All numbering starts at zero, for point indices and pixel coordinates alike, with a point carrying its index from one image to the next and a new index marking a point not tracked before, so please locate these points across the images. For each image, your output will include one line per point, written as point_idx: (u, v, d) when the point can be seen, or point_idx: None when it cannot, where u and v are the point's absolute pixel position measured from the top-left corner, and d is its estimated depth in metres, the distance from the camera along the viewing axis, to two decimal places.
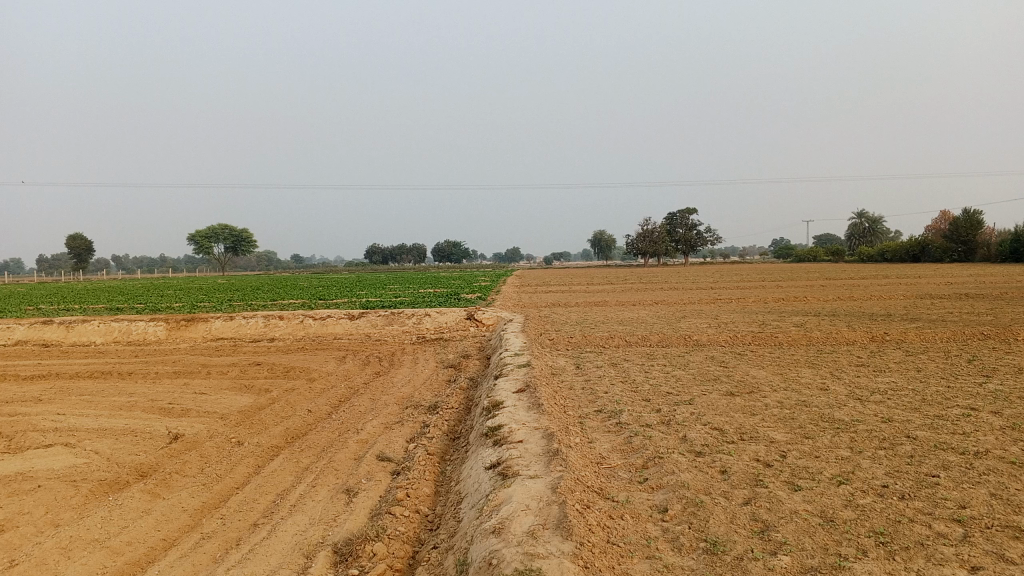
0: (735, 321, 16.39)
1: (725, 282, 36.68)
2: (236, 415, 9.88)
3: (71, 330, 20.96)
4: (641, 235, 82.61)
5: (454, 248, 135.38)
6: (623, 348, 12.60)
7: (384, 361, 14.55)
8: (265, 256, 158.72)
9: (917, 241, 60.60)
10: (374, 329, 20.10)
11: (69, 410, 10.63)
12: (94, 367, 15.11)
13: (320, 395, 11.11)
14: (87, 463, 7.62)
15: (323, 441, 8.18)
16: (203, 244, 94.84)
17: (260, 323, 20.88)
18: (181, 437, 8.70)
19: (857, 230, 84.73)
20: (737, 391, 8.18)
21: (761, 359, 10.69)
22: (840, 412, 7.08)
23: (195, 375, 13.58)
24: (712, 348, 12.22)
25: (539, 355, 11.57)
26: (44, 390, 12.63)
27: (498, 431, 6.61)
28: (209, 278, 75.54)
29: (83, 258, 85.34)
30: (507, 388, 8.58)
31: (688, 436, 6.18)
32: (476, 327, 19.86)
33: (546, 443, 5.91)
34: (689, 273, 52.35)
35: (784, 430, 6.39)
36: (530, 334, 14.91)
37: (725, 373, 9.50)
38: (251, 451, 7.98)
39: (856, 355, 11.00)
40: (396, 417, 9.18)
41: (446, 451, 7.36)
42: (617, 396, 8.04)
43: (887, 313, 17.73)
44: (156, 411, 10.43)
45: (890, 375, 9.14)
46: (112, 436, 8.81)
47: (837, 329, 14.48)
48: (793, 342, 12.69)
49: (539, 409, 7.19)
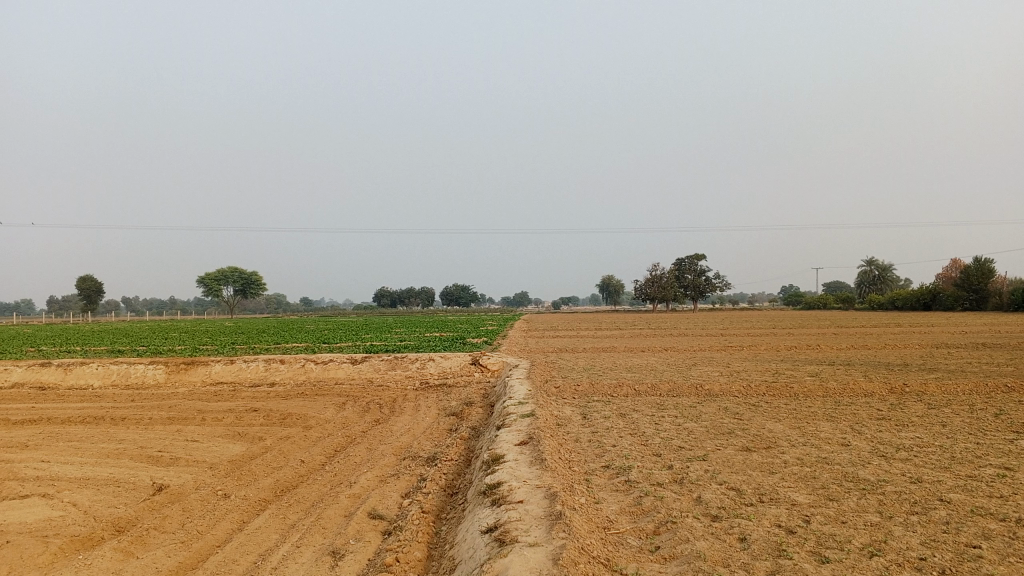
0: (747, 370, 15.88)
1: (735, 329, 36.15)
2: (226, 465, 9.44)
3: (69, 372, 20.60)
4: (649, 280, 82.14)
5: (461, 293, 135.14)
6: (631, 397, 12.14)
7: (385, 408, 14.12)
8: (273, 299, 158.55)
9: (929, 289, 59.87)
10: (377, 373, 19.66)
11: (54, 458, 10.20)
12: (87, 412, 14.70)
13: (315, 444, 10.67)
14: (62, 517, 7.18)
15: (313, 496, 7.72)
16: (212, 286, 94.91)
17: (261, 367, 20.49)
18: (165, 489, 8.26)
19: (867, 278, 84.21)
20: (754, 446, 7.71)
21: (776, 412, 10.18)
22: (864, 471, 6.60)
23: (189, 421, 13.17)
24: (725, 398, 11.74)
25: (544, 404, 11.11)
26: (33, 435, 12.23)
27: (497, 489, 6.16)
28: (216, 322, 75.55)
29: (94, 299, 85.60)
30: (510, 440, 8.13)
31: (702, 497, 5.72)
32: (481, 373, 19.41)
33: (549, 503, 5.47)
34: (697, 320, 51.82)
35: (806, 491, 5.92)
36: (536, 381, 14.45)
37: (740, 426, 9.01)
38: (237, 505, 7.53)
39: (876, 408, 10.48)
40: (392, 469, 8.72)
41: (442, 509, 6.91)
42: (625, 450, 7.58)
43: (904, 363, 17.22)
44: (144, 459, 10.01)
45: (914, 430, 8.63)
46: (93, 486, 8.38)
47: (854, 379, 13.98)
48: (809, 393, 12.18)
49: (542, 464, 6.75)
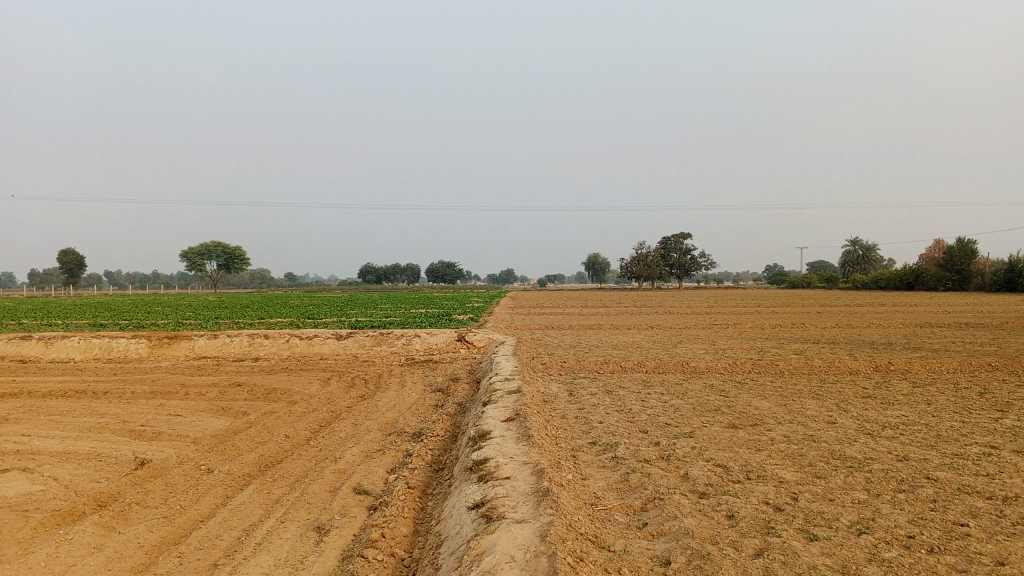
0: (733, 348, 15.90)
1: (720, 307, 36.26)
2: (209, 440, 9.35)
3: (50, 346, 20.39)
4: (635, 258, 82.20)
5: (447, 270, 134.88)
6: (618, 375, 12.12)
7: (370, 384, 14.05)
8: (258, 274, 157.67)
9: (912, 269, 60.26)
10: (362, 349, 19.57)
11: (34, 432, 10.08)
12: (68, 385, 14.55)
13: (300, 419, 10.59)
14: (42, 491, 7.08)
15: (297, 471, 7.66)
16: (196, 260, 94.21)
17: (245, 342, 20.35)
18: (148, 463, 8.17)
19: (851, 257, 84.64)
20: (741, 424, 7.70)
21: (762, 389, 10.18)
22: (851, 449, 6.60)
23: (173, 396, 13.05)
24: (711, 376, 11.74)
25: (531, 380, 11.07)
26: (13, 409, 12.10)
27: (484, 465, 6.12)
28: (199, 296, 75.08)
29: (75, 272, 84.81)
30: (496, 416, 8.08)
31: (689, 474, 5.70)
32: (467, 349, 19.36)
33: (536, 480, 5.43)
34: (682, 298, 51.93)
35: (793, 469, 5.91)
36: (522, 358, 14.41)
37: (726, 403, 9.01)
38: (221, 480, 7.45)
39: (861, 386, 10.51)
40: (378, 445, 8.67)
41: (428, 484, 6.87)
42: (612, 427, 7.55)
43: (889, 341, 17.31)
44: (126, 433, 9.90)
45: (899, 409, 8.65)
46: (74, 461, 8.28)
47: (839, 357, 14.02)
48: (794, 371, 12.21)
49: (528, 441, 6.71)
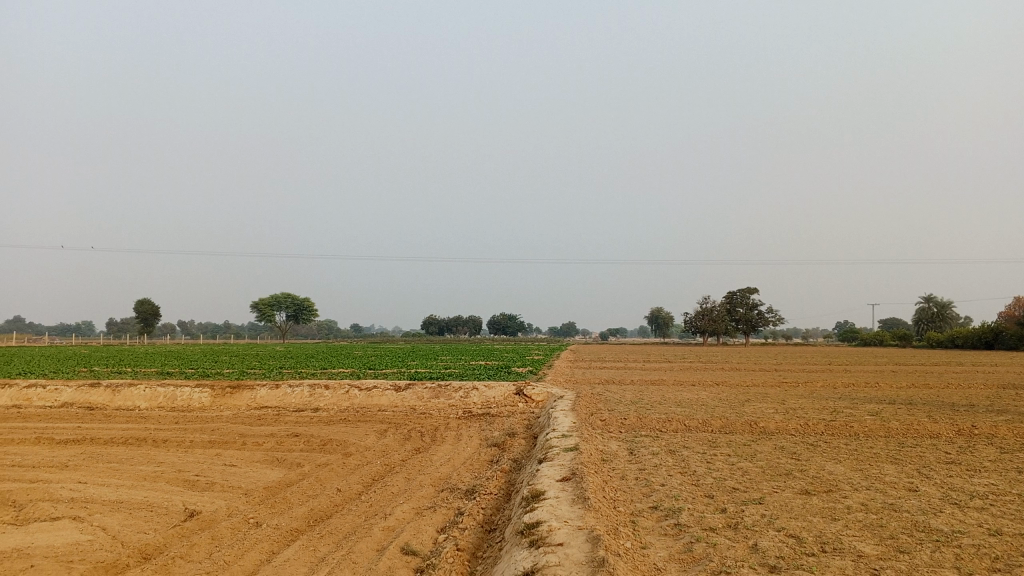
0: (803, 408, 15.22)
1: (788, 365, 35.16)
2: (261, 492, 9.21)
3: (116, 393, 20.75)
4: (700, 312, 80.93)
5: (508, 323, 134.92)
6: (681, 433, 11.63)
7: (426, 437, 13.81)
8: (324, 326, 158.26)
9: (991, 327, 57.75)
10: (420, 401, 19.40)
11: (91, 479, 10.10)
12: (130, 433, 14.68)
13: (353, 473, 10.40)
14: (89, 541, 6.99)
15: (346, 527, 7.42)
16: (266, 310, 96.36)
17: (305, 392, 20.39)
18: (197, 515, 8.04)
19: (926, 315, 81.70)
20: (813, 490, 7.20)
21: (836, 452, 9.60)
22: (937, 520, 6.07)
23: (229, 446, 13.01)
24: (781, 437, 11.17)
25: (590, 437, 10.68)
26: (73, 455, 12.19)
27: (536, 529, 5.79)
28: (264, 345, 76.48)
29: (150, 322, 87.36)
30: (551, 475, 7.74)
31: (758, 545, 5.28)
32: (526, 403, 19.00)
33: (591, 547, 5.08)
34: (747, 354, 50.54)
35: (873, 542, 5.43)
36: (581, 414, 14.00)
37: (797, 467, 8.49)
38: (268, 534, 7.26)
39: (943, 451, 9.83)
40: (429, 501, 8.39)
41: (478, 547, 6.55)
42: (674, 490, 7.13)
43: (971, 404, 16.32)
44: (180, 483, 9.83)
45: (987, 477, 8.02)
46: (125, 510, 8.20)
47: (918, 419, 13.25)
48: (870, 433, 11.55)
49: (584, 503, 6.37)
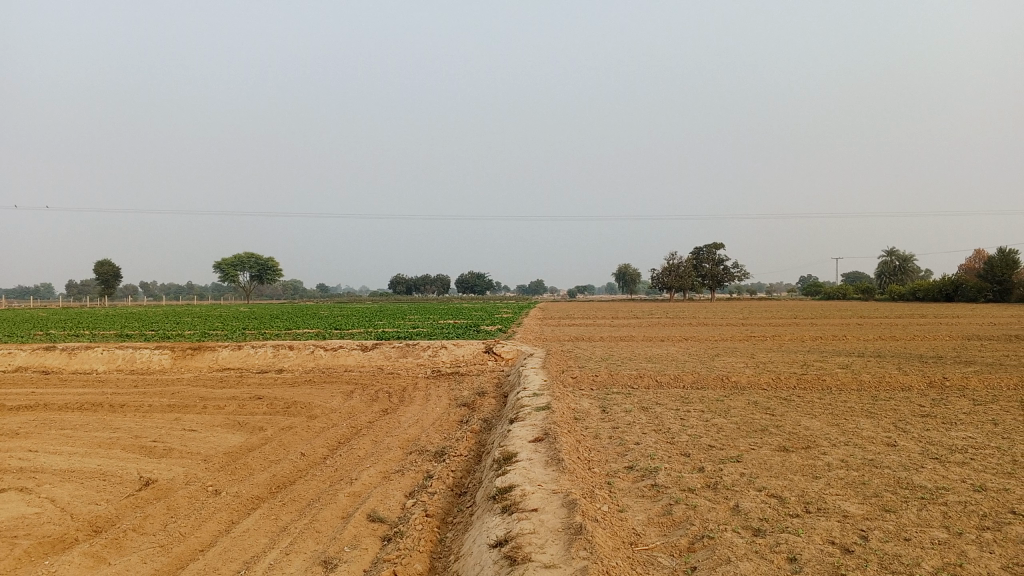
0: (773, 362, 15.16)
1: (756, 319, 35.44)
2: (221, 457, 8.86)
3: (73, 357, 20.15)
4: (667, 268, 81.27)
5: (477, 281, 134.74)
6: (653, 390, 11.46)
7: (394, 397, 13.51)
8: (289, 286, 156.82)
9: (951, 280, 58.81)
10: (387, 361, 19.09)
11: (42, 447, 9.67)
12: (86, 398, 14.20)
13: (317, 436, 10.08)
14: (36, 515, 6.60)
15: (309, 494, 7.11)
16: (230, 271, 94.88)
17: (269, 353, 19.95)
18: (152, 483, 7.66)
19: (888, 268, 82.99)
20: (792, 446, 7.02)
21: (811, 407, 9.46)
22: (919, 476, 5.91)
23: (190, 409, 12.59)
24: (754, 392, 11.04)
25: (561, 396, 10.45)
26: (25, 422, 11.70)
27: (508, 494, 5.52)
28: (227, 305, 75.62)
29: (110, 284, 85.70)
30: (523, 436, 7.47)
31: (740, 506, 5.06)
32: (495, 362, 18.78)
33: (567, 513, 4.81)
34: (715, 309, 50.80)
35: (857, 501, 5.23)
36: (552, 371, 13.79)
37: (773, 423, 8.32)
38: (227, 503, 6.92)
39: (917, 403, 9.75)
40: (397, 464, 8.11)
41: (448, 512, 6.29)
42: (650, 450, 6.91)
43: (938, 355, 16.41)
44: (137, 449, 9.43)
45: (965, 430, 7.90)
46: (76, 480, 7.80)
47: (889, 372, 13.23)
48: (843, 387, 11.46)
49: (558, 465, 6.11)
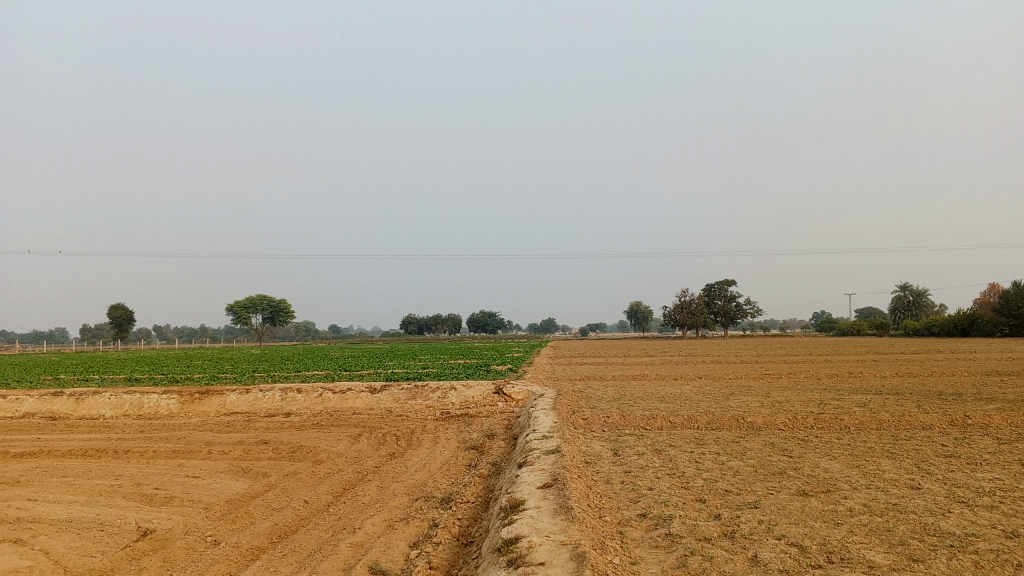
0: (789, 400, 14.82)
1: (769, 357, 34.93)
2: (223, 505, 8.63)
3: (80, 402, 20.00)
4: (678, 305, 80.83)
5: (488, 320, 134.56)
6: (666, 431, 11.18)
7: (401, 441, 13.25)
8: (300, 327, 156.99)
9: (966, 314, 58.18)
10: (396, 403, 18.82)
11: (42, 495, 9.47)
12: (91, 444, 14.01)
13: (322, 482, 9.84)
14: (29, 567, 6.39)
15: (311, 544, 6.87)
16: (242, 313, 94.82)
17: (277, 396, 19.74)
18: (151, 534, 7.44)
19: (901, 303, 82.33)
20: (811, 490, 6.75)
21: (829, 448, 9.16)
22: (946, 522, 5.62)
23: (194, 455, 12.39)
24: (770, 432, 10.73)
25: (571, 438, 10.19)
26: (27, 470, 11.49)
27: (515, 546, 5.27)
28: (237, 348, 75.58)
29: (123, 328, 85.83)
30: (531, 482, 7.23)
31: (759, 557, 4.80)
32: (505, 403, 18.51)
33: (576, 567, 4.56)
34: (727, 346, 50.29)
35: (883, 549, 4.96)
36: (562, 412, 13.51)
37: (791, 466, 8.02)
38: (226, 555, 6.69)
39: (940, 443, 9.43)
40: (403, 512, 7.86)
41: (453, 564, 6.04)
42: (664, 495, 6.65)
43: (958, 392, 16.01)
44: (138, 498, 9.22)
45: (991, 471, 7.60)
46: (73, 530, 7.60)
47: (909, 410, 12.87)
48: (862, 426, 11.12)
49: (567, 513, 5.86)
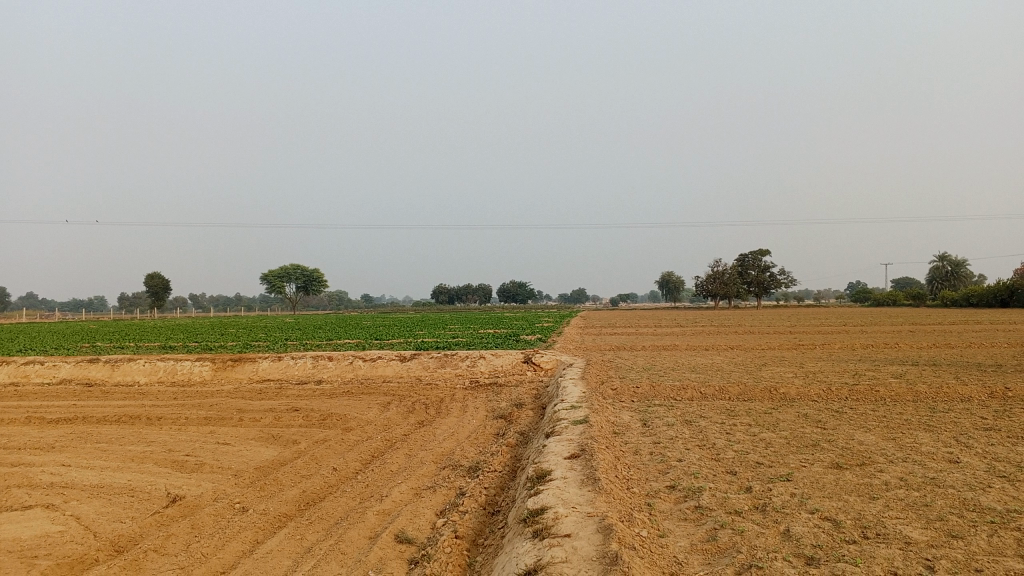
0: (823, 371, 14.60)
1: (803, 327, 34.54)
2: (252, 472, 8.68)
3: (116, 368, 20.32)
4: (710, 276, 80.15)
5: (519, 290, 134.65)
6: (696, 402, 11.04)
7: (430, 409, 13.26)
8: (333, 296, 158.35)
9: (1006, 284, 57.02)
10: (426, 371, 18.88)
11: (76, 461, 9.59)
12: (125, 409, 14.21)
13: (350, 449, 9.86)
14: (59, 533, 6.45)
15: (337, 512, 6.87)
16: (276, 283, 95.63)
17: (308, 364, 19.88)
18: (180, 500, 7.49)
19: (939, 273, 80.94)
20: (845, 463, 6.58)
21: (864, 420, 8.97)
22: (986, 498, 5.44)
23: (226, 422, 12.50)
24: (803, 403, 10.55)
25: (600, 408, 10.10)
26: (62, 435, 11.67)
27: (541, 517, 5.19)
28: (271, 316, 76.46)
29: (159, 295, 87.09)
30: (558, 452, 7.14)
31: (791, 531, 4.67)
32: (534, 372, 18.47)
33: (602, 540, 4.46)
34: (759, 317, 49.84)
35: (920, 525, 4.80)
36: (592, 382, 13.43)
37: (824, 438, 7.86)
38: (253, 521, 6.70)
39: (979, 416, 9.19)
40: (430, 481, 7.84)
41: (480, 534, 5.98)
42: (694, 467, 6.53)
43: (997, 364, 15.66)
44: (169, 464, 9.30)
45: None
46: (104, 496, 7.67)
47: (946, 381, 12.59)
48: (898, 398, 10.89)
49: (594, 484, 5.77)
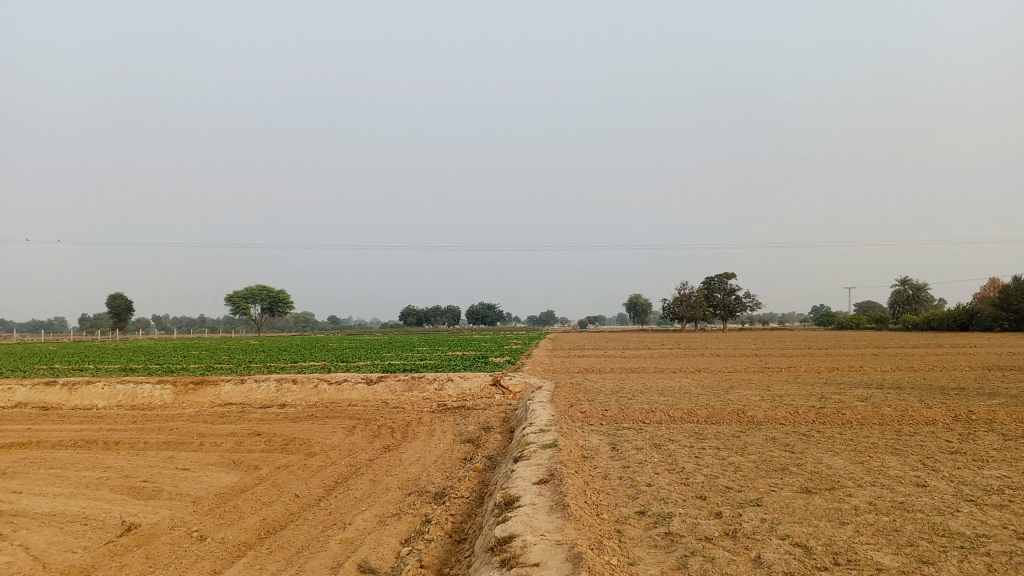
0: (790, 394, 14.63)
1: (769, 349, 34.79)
2: (212, 499, 8.43)
3: (73, 392, 19.82)
4: (677, 299, 80.66)
5: (488, 312, 134.45)
6: (665, 425, 10.98)
7: (397, 433, 13.07)
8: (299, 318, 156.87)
9: (965, 308, 58.03)
10: (392, 395, 18.64)
11: (27, 488, 9.27)
12: (81, 434, 13.82)
13: (314, 475, 9.64)
14: (6, 564, 6.18)
15: (299, 540, 6.68)
16: (242, 304, 94.34)
17: (272, 387, 19.55)
18: (135, 529, 7.24)
19: (900, 297, 82.24)
20: (815, 488, 6.55)
21: (832, 444, 8.96)
22: (955, 522, 5.42)
23: (185, 447, 12.20)
24: (771, 427, 10.54)
25: (568, 432, 9.99)
26: (14, 461, 11.29)
27: (508, 545, 5.07)
28: (235, 338, 75.42)
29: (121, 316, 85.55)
30: (527, 478, 7.02)
31: (762, 558, 4.60)
32: (502, 395, 18.32)
33: (571, 569, 4.35)
34: (725, 340, 50.14)
35: (891, 551, 4.76)
36: (560, 405, 13.33)
37: (793, 461, 7.83)
38: (211, 551, 6.49)
39: (944, 439, 9.23)
40: (395, 507, 7.67)
41: (446, 563, 5.83)
42: (663, 492, 6.45)
43: (960, 387, 15.81)
44: (125, 490, 9.02)
45: (998, 468, 7.41)
46: (56, 524, 7.40)
47: (911, 404, 12.68)
48: (864, 421, 10.92)
49: (563, 511, 5.66)
